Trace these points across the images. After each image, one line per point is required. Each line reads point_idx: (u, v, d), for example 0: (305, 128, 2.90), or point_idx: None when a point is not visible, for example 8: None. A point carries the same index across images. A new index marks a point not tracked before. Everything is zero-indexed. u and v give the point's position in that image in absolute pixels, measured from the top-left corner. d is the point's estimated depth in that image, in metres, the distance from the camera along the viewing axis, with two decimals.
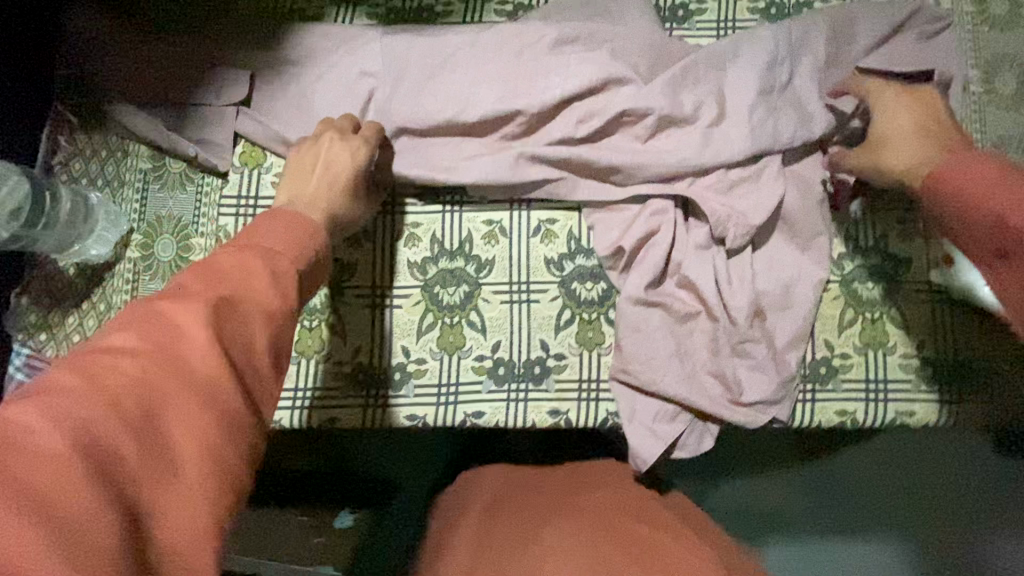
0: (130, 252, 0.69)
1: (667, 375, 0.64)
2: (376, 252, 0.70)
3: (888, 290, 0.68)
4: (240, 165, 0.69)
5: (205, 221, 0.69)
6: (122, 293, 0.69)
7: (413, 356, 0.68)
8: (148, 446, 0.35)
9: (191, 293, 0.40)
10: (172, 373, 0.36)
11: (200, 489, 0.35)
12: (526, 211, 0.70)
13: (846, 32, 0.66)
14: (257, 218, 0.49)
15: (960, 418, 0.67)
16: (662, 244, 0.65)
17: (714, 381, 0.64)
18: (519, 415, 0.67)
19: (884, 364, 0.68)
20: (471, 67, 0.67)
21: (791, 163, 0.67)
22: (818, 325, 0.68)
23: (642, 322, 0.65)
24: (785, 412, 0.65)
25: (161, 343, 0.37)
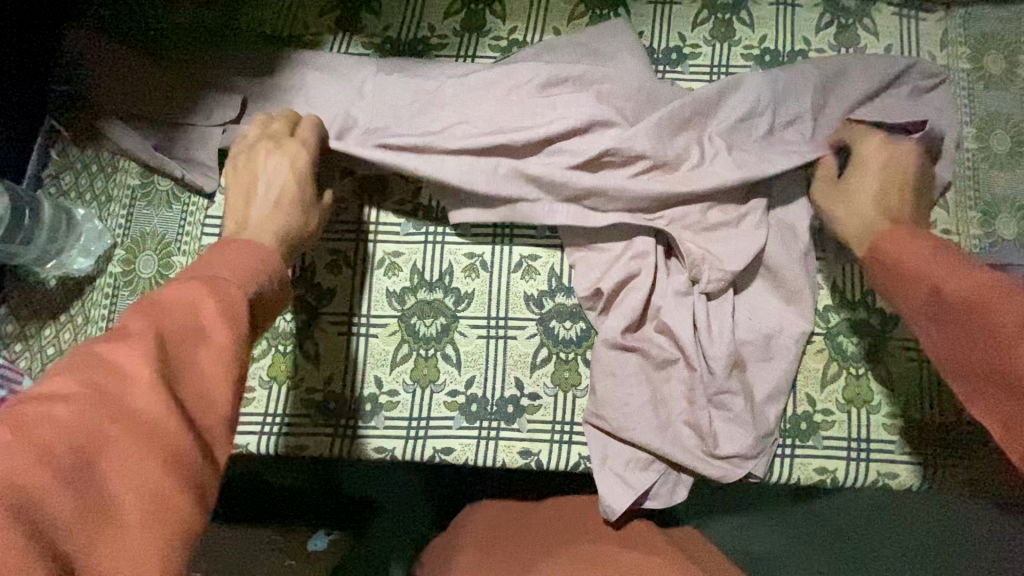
0: (112, 267, 0.69)
1: (641, 422, 0.63)
2: (356, 280, 0.70)
3: (874, 345, 0.67)
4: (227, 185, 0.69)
5: (187, 240, 0.69)
6: (99, 307, 0.69)
7: (385, 388, 0.67)
8: (84, 498, 0.33)
9: (125, 336, 0.38)
10: (110, 418, 0.35)
11: (145, 543, 0.34)
12: (509, 246, 0.70)
13: (839, 84, 0.65)
14: (219, 244, 0.48)
15: (944, 483, 0.65)
16: (640, 288, 0.65)
17: (689, 431, 0.63)
18: (489, 454, 0.66)
19: (869, 422, 0.66)
20: (458, 101, 0.67)
21: (777, 212, 0.66)
22: (800, 378, 0.67)
23: (618, 366, 0.64)
24: (762, 467, 0.63)
25: (102, 386, 0.36)
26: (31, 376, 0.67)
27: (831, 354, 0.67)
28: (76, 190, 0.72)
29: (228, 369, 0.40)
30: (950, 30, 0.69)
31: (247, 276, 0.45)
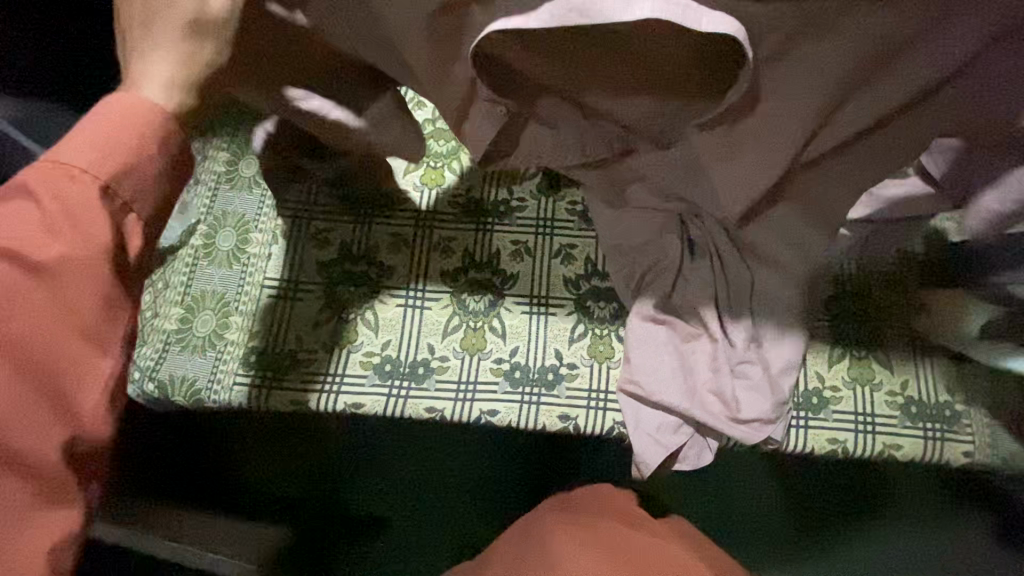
0: (194, 240, 0.77)
1: (670, 387, 0.70)
2: (412, 256, 0.78)
3: (872, 331, 0.75)
4: None
5: (265, 218, 0.78)
6: (179, 274, 0.76)
7: (437, 354, 0.74)
8: None
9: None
10: None
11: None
12: (550, 235, 0.79)
13: None
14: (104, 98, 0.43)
15: (945, 454, 0.72)
16: (670, 269, 0.73)
17: (714, 398, 0.70)
18: (531, 417, 0.72)
19: (875, 399, 0.73)
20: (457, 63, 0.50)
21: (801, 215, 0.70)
22: (809, 357, 0.74)
23: (649, 337, 0.72)
24: (780, 432, 0.71)
25: None
26: None
27: (836, 337, 0.75)
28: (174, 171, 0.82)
29: (99, 292, 0.44)
30: None
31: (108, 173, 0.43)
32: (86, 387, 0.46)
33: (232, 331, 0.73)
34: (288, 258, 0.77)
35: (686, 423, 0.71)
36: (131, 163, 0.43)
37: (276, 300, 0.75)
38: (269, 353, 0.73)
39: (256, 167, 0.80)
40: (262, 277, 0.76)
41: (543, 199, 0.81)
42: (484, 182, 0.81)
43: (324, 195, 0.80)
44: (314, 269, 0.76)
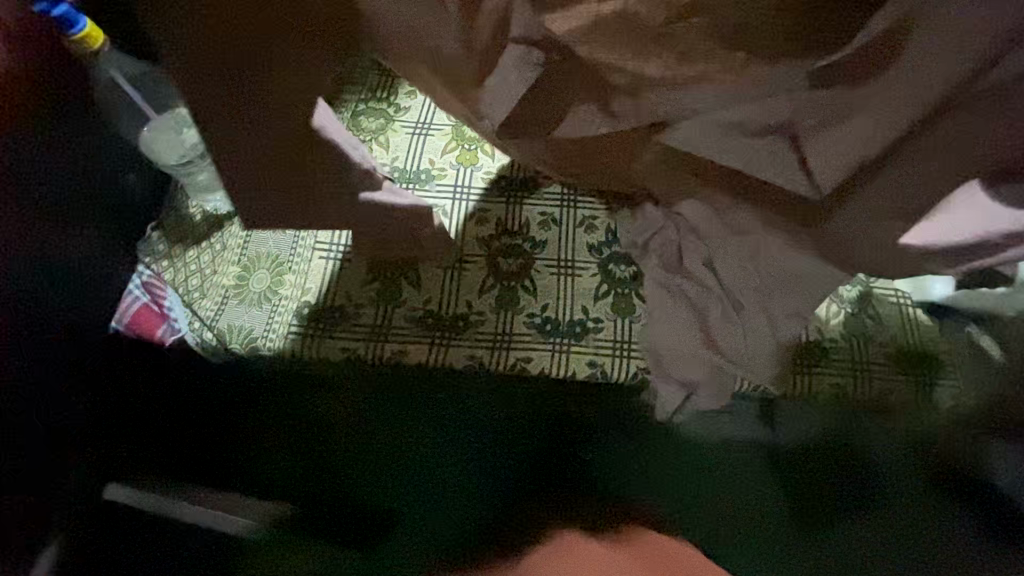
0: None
1: (674, 341, 0.73)
2: (453, 229, 0.86)
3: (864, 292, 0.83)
4: None
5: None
6: (236, 237, 0.82)
7: (475, 309, 0.81)
8: None
9: None
10: None
11: None
12: (573, 207, 0.88)
13: None
14: None
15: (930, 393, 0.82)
16: (672, 240, 0.73)
17: (721, 350, 0.70)
18: (562, 364, 0.79)
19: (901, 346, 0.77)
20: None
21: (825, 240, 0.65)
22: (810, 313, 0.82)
23: (656, 299, 0.75)
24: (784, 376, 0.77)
25: None
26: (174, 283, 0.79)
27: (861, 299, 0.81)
28: None
29: None
30: None
31: None
32: None
33: (287, 287, 0.80)
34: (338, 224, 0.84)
35: (694, 371, 0.74)
36: None
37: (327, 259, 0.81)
38: (320, 307, 0.79)
39: None
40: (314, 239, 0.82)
41: None
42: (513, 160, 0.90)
43: None
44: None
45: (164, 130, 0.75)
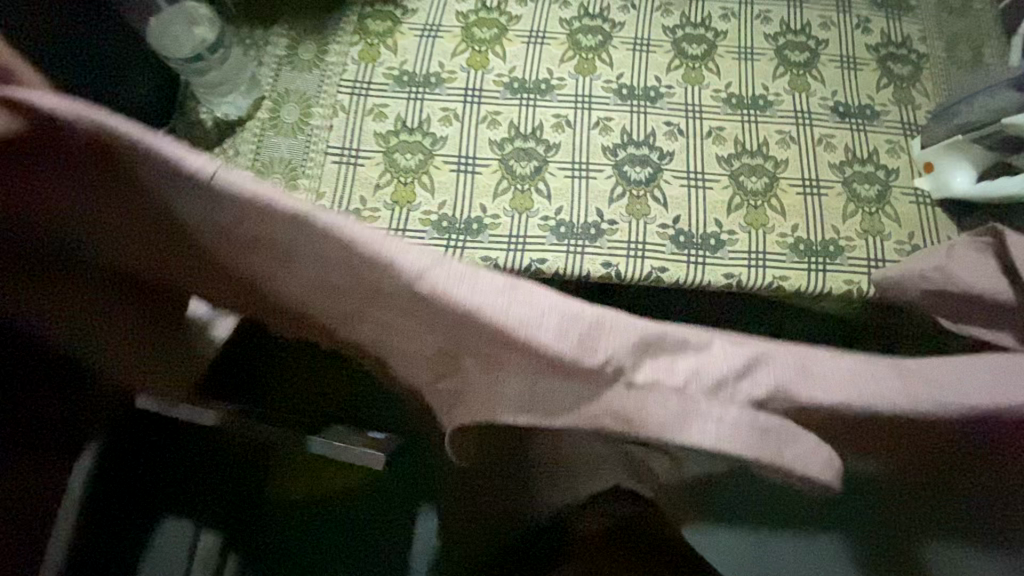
0: (286, 43, 0.87)
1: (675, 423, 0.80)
2: (463, 144, 0.84)
3: (881, 191, 0.83)
4: (358, 60, 0.87)
5: (388, 40, 0.88)
6: (249, 144, 0.82)
7: (489, 213, 0.80)
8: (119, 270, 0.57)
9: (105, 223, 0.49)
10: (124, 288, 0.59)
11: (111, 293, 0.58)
12: (479, 104, 0.86)
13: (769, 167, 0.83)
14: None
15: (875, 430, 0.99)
16: None
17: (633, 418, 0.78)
18: (575, 265, 0.79)
19: (846, 271, 0.79)
20: None
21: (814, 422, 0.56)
22: (826, 214, 0.82)
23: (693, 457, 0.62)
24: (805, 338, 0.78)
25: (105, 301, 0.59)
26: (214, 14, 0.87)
27: (793, 139, 0.86)
28: (257, 55, 0.86)
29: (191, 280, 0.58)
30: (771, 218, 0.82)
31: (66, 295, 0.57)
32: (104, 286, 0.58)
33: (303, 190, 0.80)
34: (378, 85, 0.86)
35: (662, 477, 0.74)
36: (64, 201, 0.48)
37: (369, 102, 0.85)
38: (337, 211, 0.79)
39: (315, 52, 0.87)
40: (352, 94, 0.85)
41: (579, 81, 0.88)
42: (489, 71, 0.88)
43: (378, 75, 0.86)
44: (392, 85, 0.86)
45: (173, 22, 0.83)
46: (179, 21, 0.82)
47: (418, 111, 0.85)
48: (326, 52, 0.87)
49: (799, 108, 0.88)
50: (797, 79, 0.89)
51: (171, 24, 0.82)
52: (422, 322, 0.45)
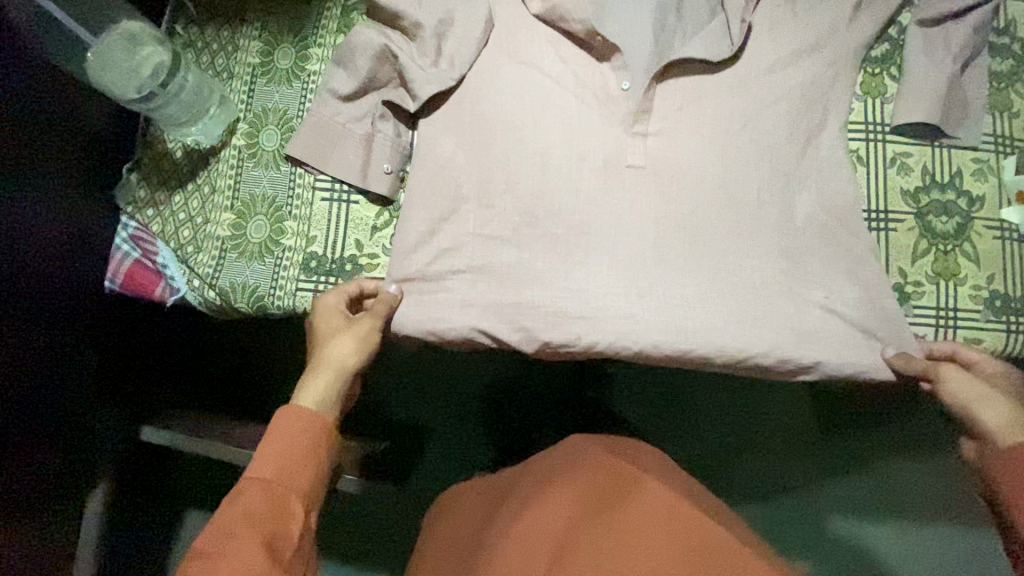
0: (223, 229, 0.70)
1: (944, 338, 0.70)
2: (392, 192, 0.71)
3: (960, 224, 0.72)
4: (336, 40, 0.73)
5: (298, 203, 0.71)
6: (226, 178, 0.71)
7: (367, 251, 0.71)
8: (292, 477, 0.54)
9: (282, 445, 0.55)
10: (296, 476, 0.54)
11: (306, 465, 0.55)
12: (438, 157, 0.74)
13: (858, 192, 0.70)
14: (263, 437, 0.56)
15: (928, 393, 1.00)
16: (793, 293, 0.67)
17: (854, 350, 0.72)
18: None
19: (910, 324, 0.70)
20: (528, 85, 0.71)
21: (838, 141, 0.70)
22: (891, 253, 0.72)
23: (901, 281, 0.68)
24: (936, 317, 0.70)
25: (282, 475, 0.54)
26: (163, 239, 0.70)
27: (860, 161, 0.73)
28: (215, 69, 0.73)
29: (293, 471, 0.54)
30: (851, 258, 0.69)
31: (290, 459, 0.55)
32: (304, 461, 0.56)
33: (289, 243, 0.70)
34: (278, 278, 0.69)
35: (993, 275, 0.71)
36: (283, 471, 0.54)
37: (275, 310, 0.69)
38: (329, 259, 0.70)
39: (293, 58, 0.74)
40: (270, 291, 0.69)
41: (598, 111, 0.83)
42: (507, 48, 0.72)
43: (345, 108, 0.70)
44: (298, 274, 0.69)
45: (116, 46, 0.65)
46: (115, 48, 0.65)
47: (369, 265, 0.70)
48: (305, 66, 0.73)
49: (870, 119, 0.74)
50: (871, 82, 0.75)
51: (107, 54, 0.64)
52: (536, 95, 0.71)
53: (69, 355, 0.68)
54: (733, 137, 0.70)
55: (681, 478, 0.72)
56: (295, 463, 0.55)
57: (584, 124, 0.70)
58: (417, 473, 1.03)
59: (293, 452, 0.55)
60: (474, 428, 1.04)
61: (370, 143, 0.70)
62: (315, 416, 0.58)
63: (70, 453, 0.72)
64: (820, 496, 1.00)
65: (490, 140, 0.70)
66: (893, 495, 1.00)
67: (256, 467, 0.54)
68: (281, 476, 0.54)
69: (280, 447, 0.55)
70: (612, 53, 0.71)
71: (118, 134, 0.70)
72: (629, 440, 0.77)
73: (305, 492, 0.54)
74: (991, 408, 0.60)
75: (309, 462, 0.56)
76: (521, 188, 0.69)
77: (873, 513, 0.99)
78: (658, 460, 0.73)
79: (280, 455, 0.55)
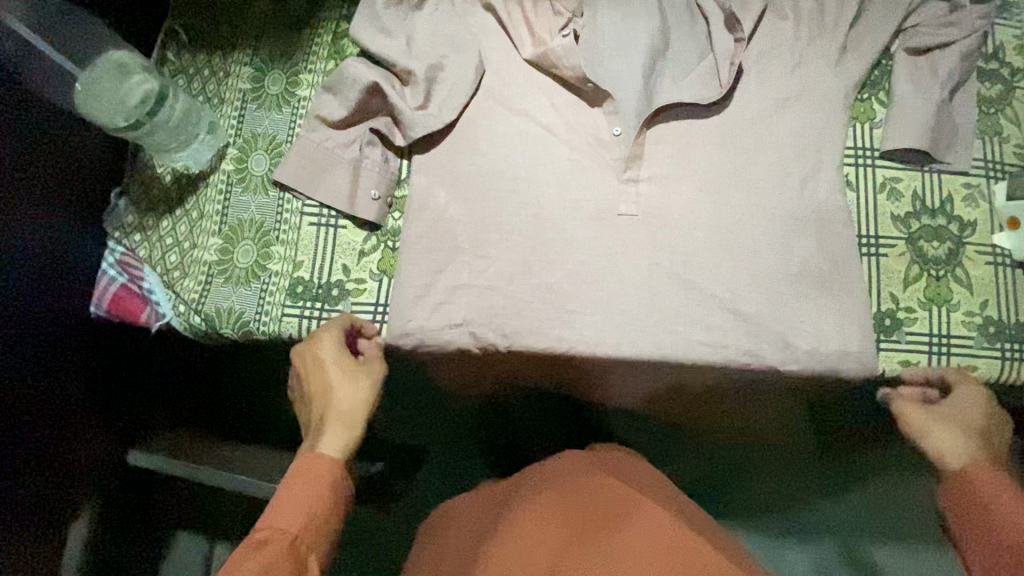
0: (210, 254, 0.70)
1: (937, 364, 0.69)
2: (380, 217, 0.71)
3: (952, 249, 0.71)
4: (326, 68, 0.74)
5: (286, 228, 0.71)
6: (214, 203, 0.71)
7: (353, 276, 0.70)
8: (311, 526, 0.55)
9: (306, 492, 0.56)
10: (317, 524, 0.55)
11: (325, 512, 0.56)
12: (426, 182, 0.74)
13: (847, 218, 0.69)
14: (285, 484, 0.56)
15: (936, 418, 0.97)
16: (782, 320, 0.67)
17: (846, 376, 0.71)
18: None
19: (903, 350, 0.69)
20: (517, 113, 0.72)
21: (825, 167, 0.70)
22: (882, 279, 0.71)
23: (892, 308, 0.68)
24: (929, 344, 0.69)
25: (304, 524, 0.54)
26: (150, 264, 0.70)
27: (851, 186, 0.73)
28: (205, 95, 0.74)
29: (313, 519, 0.55)
30: (842, 283, 0.68)
31: (312, 507, 0.55)
32: (326, 508, 0.56)
33: (275, 267, 0.70)
34: (264, 303, 0.69)
35: (986, 301, 0.70)
36: (305, 519, 0.54)
37: (260, 336, 0.68)
38: (316, 284, 0.70)
39: (283, 83, 0.74)
40: (256, 316, 0.68)
41: None
42: (496, 76, 0.73)
43: (333, 134, 0.70)
44: (284, 300, 0.69)
45: (104, 75, 0.66)
46: (107, 77, 0.66)
47: (355, 290, 0.70)
48: (294, 92, 0.74)
49: (859, 145, 0.74)
50: (860, 107, 0.75)
51: (98, 84, 0.65)
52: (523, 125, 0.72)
53: (55, 380, 0.68)
54: (720, 164, 0.70)
55: (675, 497, 0.70)
56: (317, 512, 0.55)
57: (572, 151, 0.71)
58: (408, 496, 1.02)
59: (315, 502, 0.55)
60: (466, 450, 1.03)
61: (358, 169, 0.70)
62: (333, 464, 0.58)
63: (52, 480, 0.70)
64: (816, 519, 0.99)
65: (479, 167, 0.71)
66: (892, 520, 0.98)
67: (276, 515, 0.54)
68: (303, 526, 0.54)
69: (300, 496, 0.55)
70: (604, 99, 0.71)
71: (109, 160, 0.71)
72: (623, 456, 0.76)
73: (323, 540, 0.55)
74: (942, 434, 0.61)
75: (329, 509, 0.56)
76: (510, 213, 0.69)
77: (870, 537, 0.98)
78: (653, 479, 0.72)
79: (300, 506, 0.55)
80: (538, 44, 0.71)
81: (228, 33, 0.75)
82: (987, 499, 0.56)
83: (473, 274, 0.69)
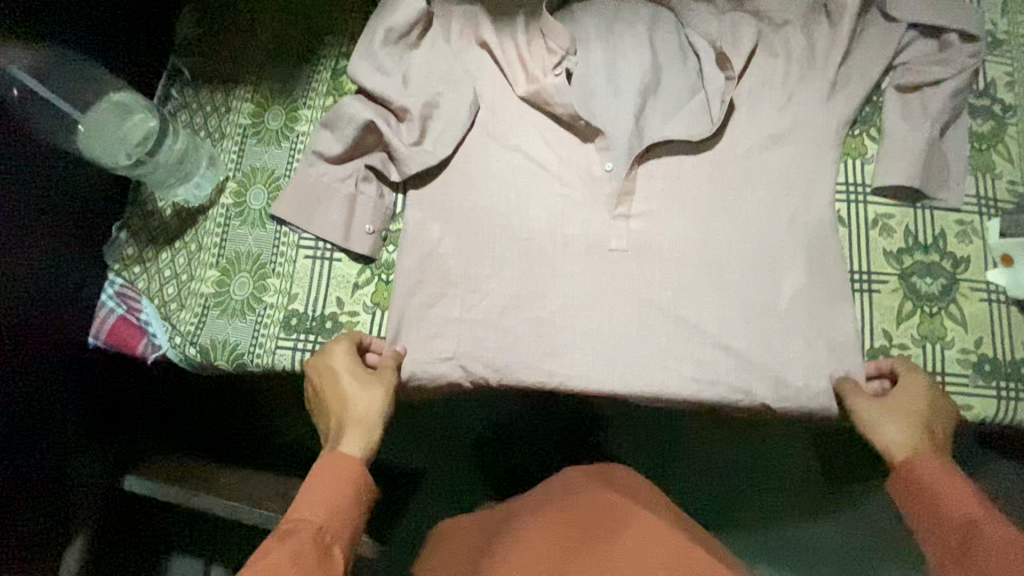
0: (207, 286, 0.71)
1: None
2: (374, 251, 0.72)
3: (946, 285, 0.71)
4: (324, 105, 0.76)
5: (282, 261, 0.72)
6: (212, 236, 0.73)
7: (347, 309, 0.71)
8: (333, 520, 0.56)
9: (329, 486, 0.57)
10: (339, 518, 0.56)
11: (348, 507, 0.57)
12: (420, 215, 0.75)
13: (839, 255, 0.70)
14: (307, 482, 0.57)
15: None
16: (773, 356, 0.67)
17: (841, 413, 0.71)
18: None
19: None
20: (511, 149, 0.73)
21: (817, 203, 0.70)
22: (876, 315, 0.71)
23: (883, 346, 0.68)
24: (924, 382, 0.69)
25: (327, 518, 0.55)
26: (148, 296, 0.71)
27: (843, 222, 0.73)
28: (206, 130, 0.76)
29: (336, 514, 0.56)
30: (835, 320, 0.68)
31: (335, 503, 0.56)
32: (347, 500, 0.57)
33: (270, 300, 0.71)
34: (258, 335, 0.70)
35: (981, 338, 0.70)
36: (329, 512, 0.56)
37: (254, 368, 0.69)
38: (310, 316, 0.70)
39: (283, 119, 0.76)
40: (251, 348, 0.69)
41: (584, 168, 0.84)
42: (490, 113, 0.74)
43: (330, 169, 0.72)
44: (278, 332, 0.70)
45: (106, 117, 0.69)
46: (109, 121, 0.69)
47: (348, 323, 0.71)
48: (293, 128, 0.75)
49: (850, 181, 0.74)
50: (851, 143, 0.75)
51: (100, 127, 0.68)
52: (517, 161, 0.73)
53: (53, 408, 0.69)
54: (711, 201, 0.71)
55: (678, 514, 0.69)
56: (341, 506, 0.57)
57: (565, 186, 0.72)
58: (403, 524, 1.01)
59: (339, 497, 0.57)
60: (462, 478, 1.02)
61: (353, 203, 0.71)
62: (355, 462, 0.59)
63: (48, 509, 0.71)
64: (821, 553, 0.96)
65: (472, 201, 0.72)
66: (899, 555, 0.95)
67: (300, 511, 0.56)
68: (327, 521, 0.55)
69: (324, 493, 0.57)
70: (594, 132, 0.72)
71: (110, 194, 0.73)
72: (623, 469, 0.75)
73: (348, 535, 0.57)
74: (890, 427, 0.62)
75: (351, 502, 0.57)
76: (502, 248, 0.70)
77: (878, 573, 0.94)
78: (655, 495, 0.70)
79: (324, 504, 0.56)
80: (532, 83, 0.73)
81: (230, 70, 0.78)
82: (931, 489, 0.59)
83: (465, 307, 0.69)
